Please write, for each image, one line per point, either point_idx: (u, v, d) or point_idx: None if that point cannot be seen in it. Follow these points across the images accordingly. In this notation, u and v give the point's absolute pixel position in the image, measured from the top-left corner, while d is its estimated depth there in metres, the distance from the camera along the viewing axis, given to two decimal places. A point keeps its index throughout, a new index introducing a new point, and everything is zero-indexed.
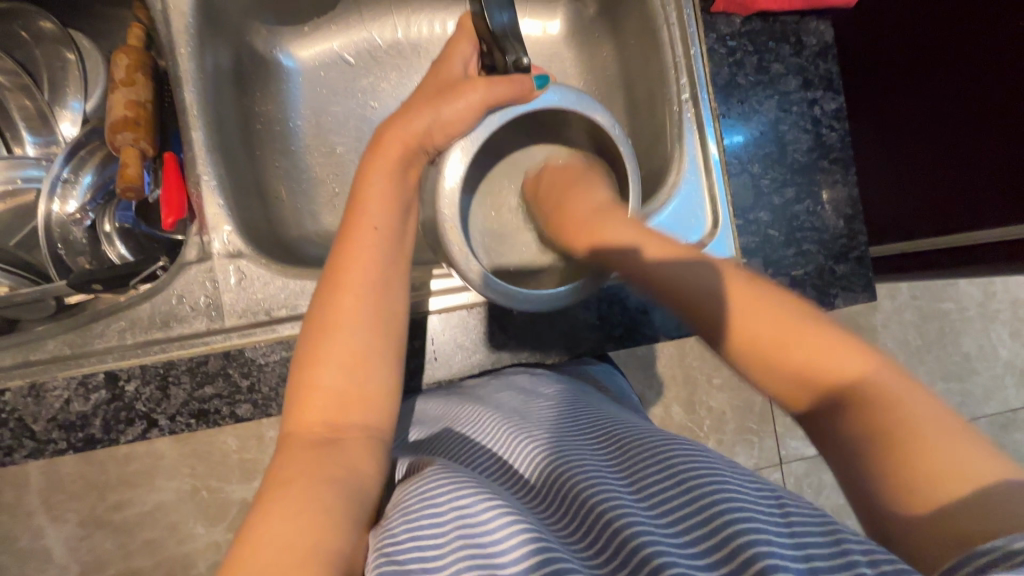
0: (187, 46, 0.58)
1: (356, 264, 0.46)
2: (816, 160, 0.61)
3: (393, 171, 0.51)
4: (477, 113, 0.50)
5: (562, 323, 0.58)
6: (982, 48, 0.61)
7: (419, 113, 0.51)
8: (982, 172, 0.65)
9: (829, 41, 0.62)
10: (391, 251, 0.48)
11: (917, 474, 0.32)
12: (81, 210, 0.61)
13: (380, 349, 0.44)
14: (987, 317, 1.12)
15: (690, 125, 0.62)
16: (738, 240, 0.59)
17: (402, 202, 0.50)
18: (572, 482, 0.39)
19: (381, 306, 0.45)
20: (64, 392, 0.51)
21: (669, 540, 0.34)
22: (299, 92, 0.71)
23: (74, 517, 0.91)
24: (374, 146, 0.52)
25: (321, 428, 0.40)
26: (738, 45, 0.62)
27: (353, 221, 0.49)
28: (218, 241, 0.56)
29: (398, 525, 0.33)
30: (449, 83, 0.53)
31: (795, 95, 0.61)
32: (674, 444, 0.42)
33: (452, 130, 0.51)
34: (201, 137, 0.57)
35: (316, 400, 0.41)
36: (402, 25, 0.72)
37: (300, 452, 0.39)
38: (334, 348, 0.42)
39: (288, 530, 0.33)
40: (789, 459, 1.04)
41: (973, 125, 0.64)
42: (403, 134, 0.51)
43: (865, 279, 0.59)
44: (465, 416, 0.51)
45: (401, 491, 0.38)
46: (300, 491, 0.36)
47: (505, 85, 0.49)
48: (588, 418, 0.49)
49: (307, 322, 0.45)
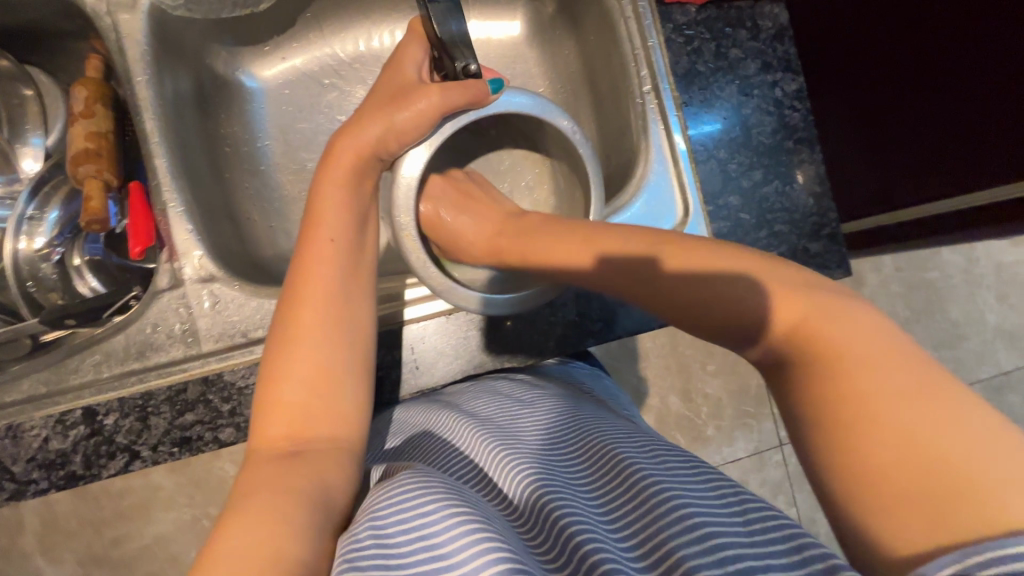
0: (145, 72, 0.57)
1: (315, 279, 0.45)
2: (781, 141, 0.61)
3: (348, 183, 0.51)
4: (431, 119, 0.50)
5: (542, 323, 0.58)
6: (956, 40, 0.61)
7: (373, 122, 0.51)
8: (946, 149, 0.66)
9: (785, 23, 0.63)
10: (347, 266, 0.47)
11: (931, 467, 0.29)
12: (49, 246, 0.60)
13: (346, 365, 0.43)
14: (972, 283, 1.13)
15: (653, 115, 0.62)
16: (710, 227, 0.60)
17: (357, 213, 0.51)
18: (534, 500, 0.39)
19: (345, 319, 0.45)
20: (42, 430, 0.51)
21: (629, 562, 0.33)
22: (263, 112, 0.70)
23: (73, 556, 0.90)
24: (330, 164, 0.51)
25: (286, 442, 0.40)
26: (695, 33, 0.62)
27: (309, 238, 0.48)
28: (189, 266, 0.55)
29: (362, 530, 0.33)
30: (403, 92, 0.53)
31: (755, 78, 0.62)
32: (643, 458, 0.41)
33: (405, 138, 0.51)
34: (164, 163, 0.57)
35: (279, 415, 0.41)
36: (364, 38, 0.72)
37: (267, 464, 0.38)
38: (298, 363, 0.42)
39: (248, 539, 0.32)
40: (788, 440, 1.05)
41: (953, 109, 0.64)
42: (357, 147, 0.51)
43: (839, 255, 0.60)
44: (442, 421, 0.51)
45: (368, 499, 0.36)
46: (268, 503, 0.35)
47: (458, 90, 0.49)
48: (560, 430, 0.48)
49: (272, 337, 0.44)
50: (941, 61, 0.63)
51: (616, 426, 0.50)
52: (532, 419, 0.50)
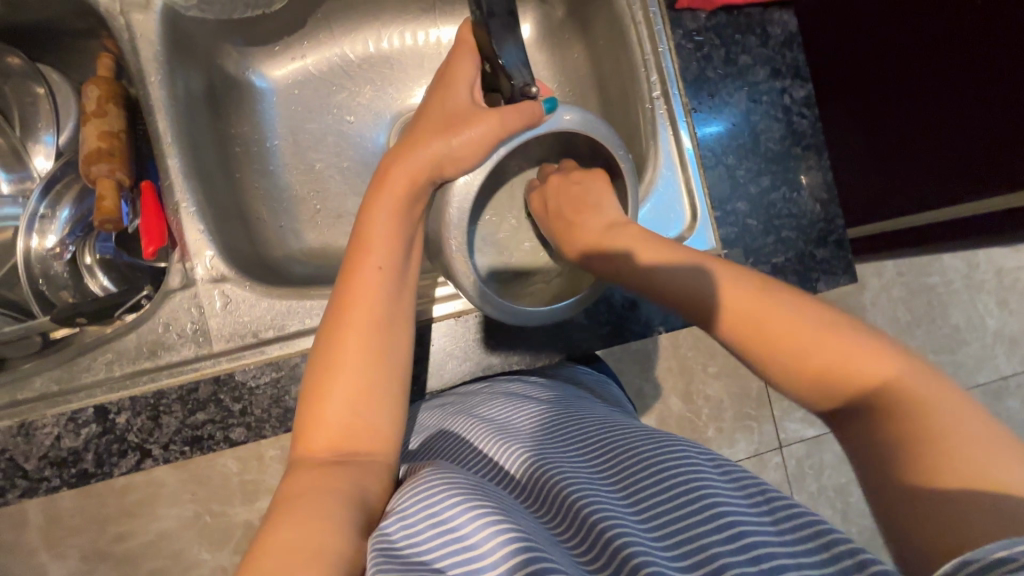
0: (157, 73, 0.58)
1: (361, 308, 0.44)
2: (788, 147, 0.62)
3: (399, 209, 0.49)
4: (484, 147, 0.49)
5: (551, 325, 0.58)
6: (972, 56, 0.61)
7: (428, 143, 0.50)
8: (950, 159, 0.67)
9: (794, 31, 0.63)
10: (391, 294, 0.46)
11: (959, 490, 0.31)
12: (60, 244, 0.60)
13: (385, 394, 0.43)
14: (972, 289, 1.14)
15: (663, 120, 0.63)
16: (717, 231, 0.60)
17: (405, 240, 0.48)
18: (555, 492, 0.40)
19: (388, 350, 0.44)
20: (54, 428, 0.51)
21: (660, 551, 0.34)
22: (273, 112, 0.71)
23: (78, 551, 0.90)
24: (377, 180, 0.50)
25: (328, 455, 0.40)
26: (705, 39, 0.63)
27: (355, 261, 0.47)
28: (201, 266, 0.56)
29: (392, 526, 0.34)
30: (458, 114, 0.51)
31: (764, 84, 0.62)
32: (661, 448, 0.42)
33: (461, 165, 0.49)
34: (178, 163, 0.57)
35: (317, 437, 0.41)
36: (373, 39, 0.72)
37: (307, 474, 0.39)
38: (339, 389, 0.42)
39: (297, 537, 0.33)
40: (788, 442, 1.06)
41: (956, 123, 0.65)
42: (410, 170, 0.49)
43: (845, 261, 0.60)
44: (458, 418, 0.52)
45: (393, 499, 0.37)
46: (305, 504, 0.36)
47: (515, 115, 0.48)
48: (574, 423, 0.49)
49: (312, 361, 0.43)
50: (954, 73, 0.63)
51: (627, 420, 0.51)
52: (546, 413, 0.51)
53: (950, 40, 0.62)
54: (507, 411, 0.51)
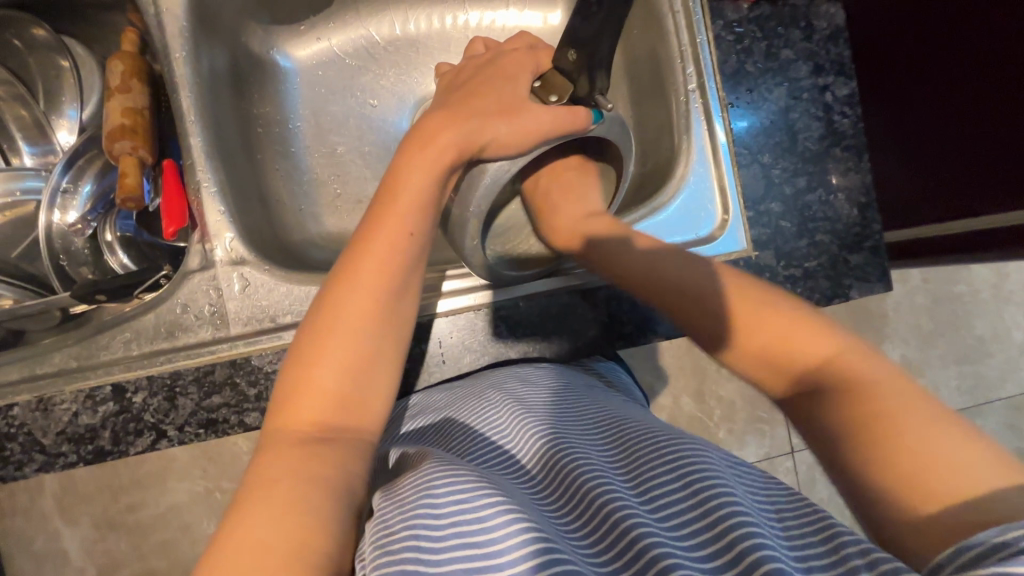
0: (183, 49, 0.57)
1: (375, 268, 0.43)
2: (828, 147, 0.59)
3: (433, 172, 0.47)
4: (529, 138, 0.48)
5: (574, 320, 0.57)
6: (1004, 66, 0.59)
7: (482, 122, 0.48)
8: (978, 168, 0.66)
9: (841, 24, 0.60)
10: (406, 261, 0.44)
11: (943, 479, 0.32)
12: (82, 221, 0.60)
13: (390, 357, 0.42)
14: (1001, 299, 1.10)
15: (697, 114, 0.61)
16: (749, 232, 0.58)
17: (433, 202, 0.47)
18: (570, 487, 0.38)
19: (398, 313, 0.43)
20: (72, 405, 0.51)
21: (678, 547, 0.32)
22: (297, 93, 0.69)
23: (90, 519, 0.91)
24: (423, 141, 0.48)
25: (315, 427, 0.38)
26: (746, 31, 0.60)
27: (376, 222, 0.45)
28: (221, 248, 0.55)
29: (391, 518, 0.32)
30: (513, 102, 0.50)
31: (805, 81, 0.60)
32: (678, 445, 0.40)
33: (502, 148, 0.48)
34: (200, 142, 0.56)
35: (310, 398, 0.39)
36: (400, 21, 0.71)
37: (287, 452, 0.36)
38: (344, 347, 0.40)
39: (270, 528, 0.31)
40: (800, 448, 1.04)
41: (986, 133, 0.63)
42: (453, 137, 0.47)
43: (881, 268, 0.58)
44: (465, 408, 0.51)
45: (397, 489, 0.36)
46: (290, 491, 0.34)
47: (565, 114, 0.48)
48: (587, 416, 0.48)
49: (313, 316, 0.42)
50: (990, 71, 0.61)
51: (640, 415, 0.49)
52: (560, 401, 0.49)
53: (985, 42, 0.60)
54: (517, 399, 0.49)
